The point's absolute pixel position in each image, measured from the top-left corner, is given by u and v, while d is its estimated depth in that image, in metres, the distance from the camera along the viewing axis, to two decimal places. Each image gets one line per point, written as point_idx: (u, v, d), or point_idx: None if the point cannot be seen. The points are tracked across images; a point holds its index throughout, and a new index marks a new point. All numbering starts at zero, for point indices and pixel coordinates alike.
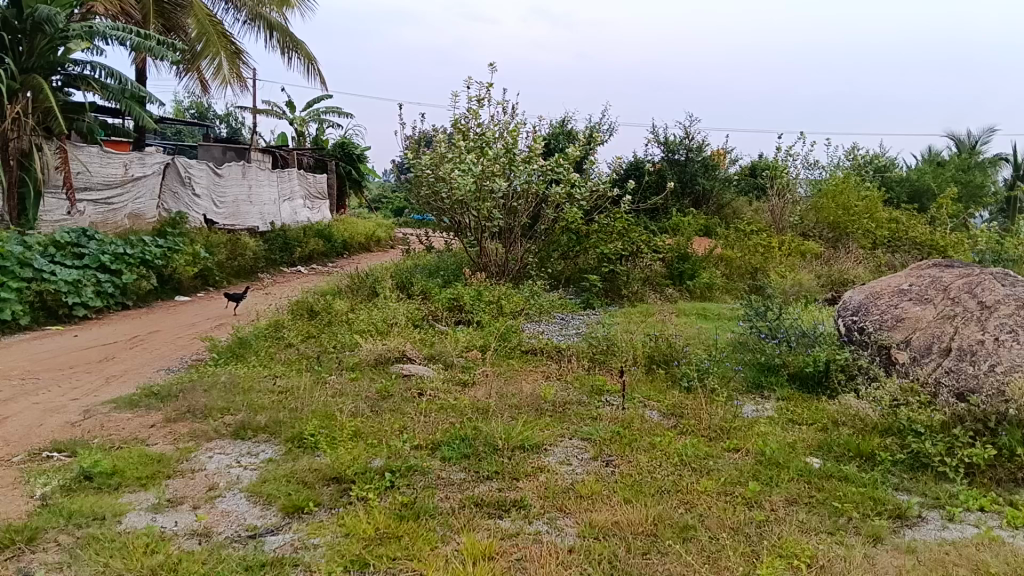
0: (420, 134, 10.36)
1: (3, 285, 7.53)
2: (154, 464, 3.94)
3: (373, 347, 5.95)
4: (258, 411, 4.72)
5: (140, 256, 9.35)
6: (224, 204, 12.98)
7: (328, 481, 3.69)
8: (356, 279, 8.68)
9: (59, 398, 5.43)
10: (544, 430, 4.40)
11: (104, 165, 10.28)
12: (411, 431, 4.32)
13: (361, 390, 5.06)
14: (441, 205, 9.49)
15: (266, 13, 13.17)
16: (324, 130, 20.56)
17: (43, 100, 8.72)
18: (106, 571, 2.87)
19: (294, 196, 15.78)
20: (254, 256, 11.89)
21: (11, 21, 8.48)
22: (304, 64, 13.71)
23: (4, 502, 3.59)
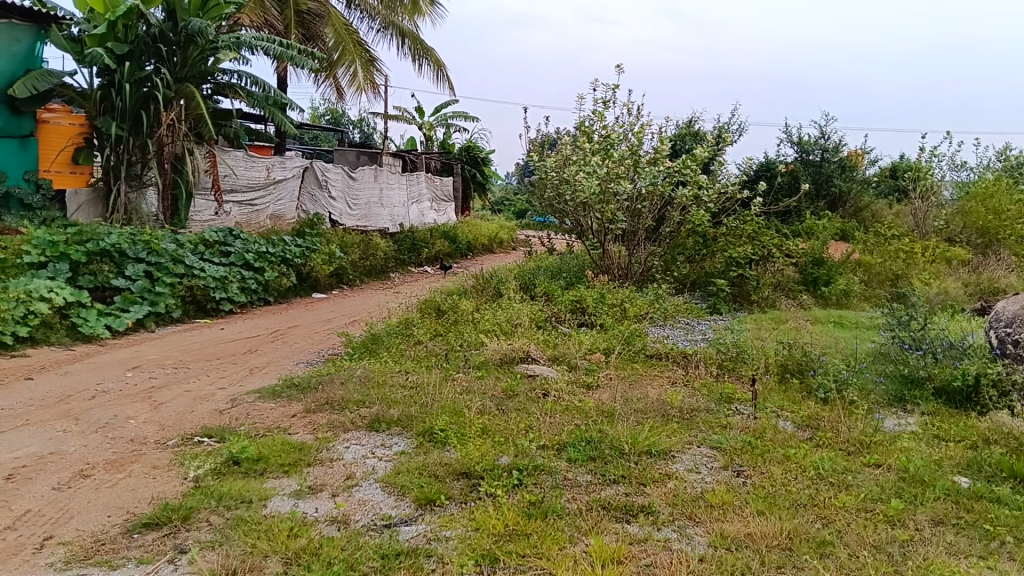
0: (544, 137, 10.45)
1: (158, 281, 8.10)
2: (296, 452, 4.13)
3: (498, 347, 6.03)
4: (391, 405, 4.86)
5: (280, 254, 9.85)
6: (357, 206, 13.51)
7: (457, 475, 3.76)
8: (480, 280, 8.81)
9: (208, 387, 5.79)
10: (671, 436, 4.32)
11: (248, 168, 10.90)
12: (538, 430, 4.35)
13: (487, 388, 5.14)
14: (565, 207, 9.50)
15: (398, 21, 13.61)
16: (450, 134, 21.01)
17: (195, 107, 9.31)
18: (254, 551, 3.04)
19: (422, 199, 16.20)
20: (384, 256, 12.29)
21: (167, 34, 9.00)
22: (434, 70, 14.07)
23: (161, 483, 3.86)
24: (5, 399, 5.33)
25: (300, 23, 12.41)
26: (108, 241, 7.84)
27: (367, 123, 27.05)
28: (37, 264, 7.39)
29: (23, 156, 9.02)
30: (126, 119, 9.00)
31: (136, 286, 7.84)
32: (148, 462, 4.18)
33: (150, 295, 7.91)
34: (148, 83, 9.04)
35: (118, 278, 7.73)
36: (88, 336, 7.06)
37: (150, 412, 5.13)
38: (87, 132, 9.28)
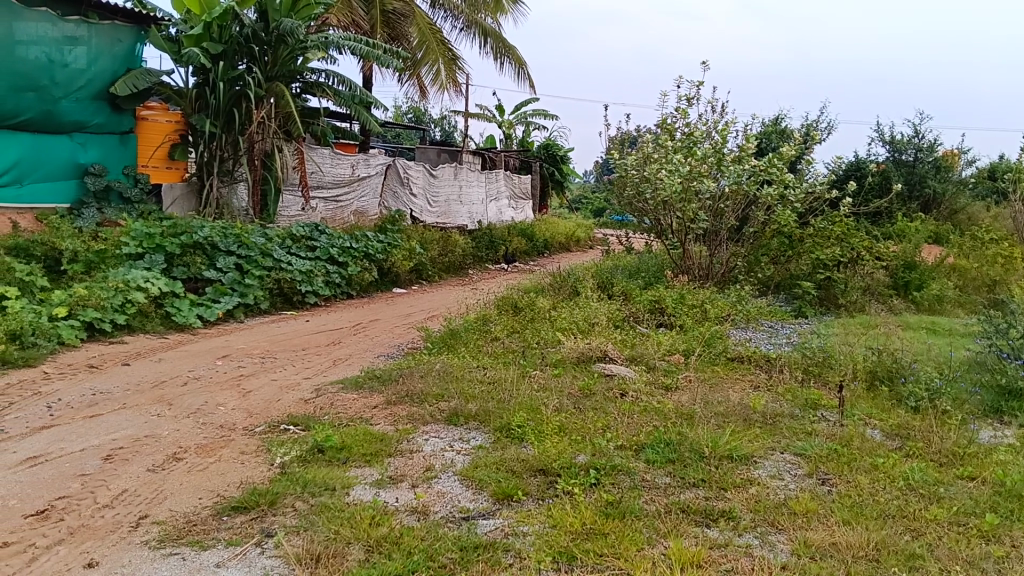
0: (624, 135, 10.40)
1: (247, 273, 8.38)
2: (377, 443, 4.22)
3: (576, 345, 6.03)
4: (469, 400, 4.92)
5: (363, 249, 10.06)
6: (436, 203, 13.71)
7: (535, 472, 3.78)
8: (557, 278, 8.81)
9: (294, 376, 5.97)
10: (753, 441, 4.24)
11: (333, 166, 11.19)
12: (615, 430, 4.33)
13: (564, 386, 5.15)
14: (644, 206, 9.43)
15: (481, 20, 13.71)
16: (530, 132, 21.06)
17: (284, 105, 9.61)
18: (337, 537, 3.12)
19: (501, 196, 16.31)
20: (462, 253, 12.42)
21: (259, 34, 9.30)
22: (515, 68, 14.13)
23: (249, 468, 4.00)
24: (105, 383, 5.61)
25: (385, 22, 12.64)
26: (201, 234, 8.16)
27: (448, 121, 27.40)
28: (135, 256, 7.75)
29: (123, 152, 9.37)
30: (219, 116, 9.37)
31: (226, 278, 8.13)
32: (237, 448, 4.34)
33: (240, 287, 8.19)
34: (240, 81, 9.37)
35: (209, 270, 8.05)
36: (180, 325, 7.35)
37: (239, 399, 5.32)
38: (183, 129, 9.69)
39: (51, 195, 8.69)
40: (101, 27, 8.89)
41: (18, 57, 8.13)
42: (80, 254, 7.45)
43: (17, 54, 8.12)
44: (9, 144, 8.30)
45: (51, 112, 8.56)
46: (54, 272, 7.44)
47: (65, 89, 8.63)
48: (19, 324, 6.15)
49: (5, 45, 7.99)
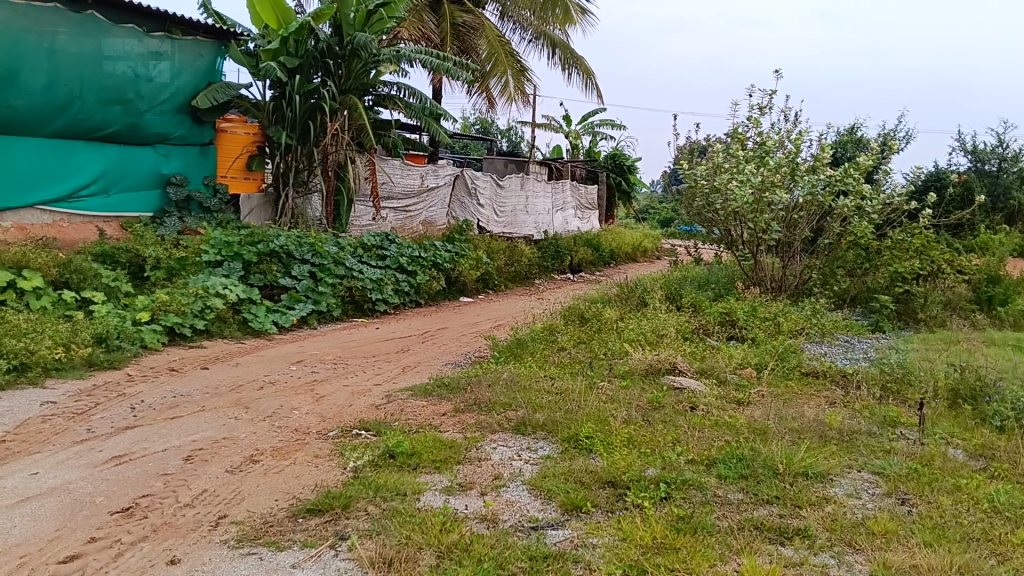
0: (694, 145, 10.32)
1: (321, 281, 8.59)
2: (447, 450, 4.28)
3: (644, 357, 5.99)
4: (537, 409, 4.93)
5: (432, 258, 10.20)
6: (503, 214, 13.84)
7: (604, 484, 3.77)
8: (625, 288, 8.75)
9: (365, 382, 6.09)
10: (829, 459, 4.15)
11: (403, 177, 11.39)
12: (686, 444, 4.29)
13: (633, 399, 5.12)
14: (714, 217, 9.32)
15: (550, 31, 13.80)
16: (597, 142, 21.03)
17: (357, 118, 9.84)
18: (409, 542, 3.17)
19: (567, 207, 16.32)
20: (528, 263, 12.46)
21: (334, 48, 9.56)
22: (583, 79, 14.14)
23: (323, 471, 4.10)
24: (185, 386, 5.83)
25: (455, 35, 12.84)
26: (277, 243, 8.40)
27: (515, 132, 27.57)
28: (214, 263, 8.03)
29: (204, 163, 9.71)
30: (295, 128, 9.70)
31: (301, 285, 8.35)
32: (311, 451, 4.44)
33: (313, 294, 8.39)
34: (315, 94, 9.66)
35: (284, 278, 8.28)
36: (257, 331, 7.58)
37: (312, 404, 5.45)
38: (260, 141, 10.06)
39: (134, 204, 9.05)
40: (184, 42, 9.24)
41: (106, 71, 8.51)
42: (162, 261, 7.74)
43: (104, 69, 8.50)
44: (97, 155, 8.69)
45: (136, 124, 8.92)
46: (138, 278, 7.75)
47: (150, 103, 8.98)
48: (105, 327, 6.43)
49: (94, 61, 8.38)
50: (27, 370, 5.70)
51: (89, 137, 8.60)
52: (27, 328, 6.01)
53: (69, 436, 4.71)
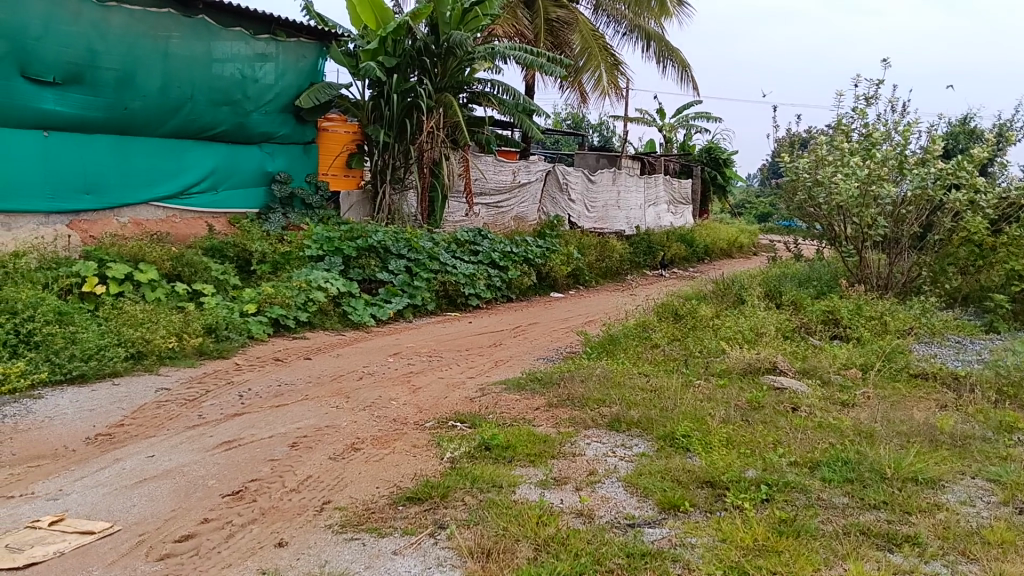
0: (795, 137, 10.04)
1: (416, 275, 8.78)
2: (541, 444, 4.31)
3: (743, 355, 5.88)
4: (632, 406, 4.91)
5: (523, 254, 10.27)
6: (595, 209, 13.79)
7: (702, 484, 3.72)
8: (721, 285, 8.59)
9: (460, 375, 6.20)
10: (941, 464, 3.98)
11: (496, 173, 11.52)
12: (788, 445, 4.19)
13: (731, 398, 5.03)
14: (816, 211, 9.04)
15: (644, 24, 13.65)
16: (691, 136, 20.69)
17: (452, 115, 10.01)
18: (507, 534, 3.22)
19: (660, 202, 16.12)
20: (620, 259, 12.40)
21: (430, 47, 9.77)
22: (679, 71, 13.94)
23: (422, 460, 4.20)
24: (289, 375, 6.07)
25: (549, 30, 12.87)
26: (375, 238, 8.64)
27: (606, 126, 27.43)
28: (316, 257, 8.32)
29: (306, 161, 10.07)
30: (393, 126, 9.95)
31: (397, 280, 8.56)
32: (409, 441, 4.56)
33: (409, 288, 8.60)
34: (412, 93, 9.87)
35: (382, 272, 8.52)
36: (356, 323, 7.83)
37: (409, 395, 5.59)
38: (359, 139, 10.37)
39: (241, 200, 9.47)
40: (288, 44, 9.56)
41: (215, 73, 8.89)
42: (267, 255, 8.06)
43: (214, 71, 8.89)
44: (207, 154, 9.10)
45: (243, 124, 9.30)
46: (244, 271, 8.09)
47: (256, 103, 9.34)
48: (214, 318, 6.75)
49: (204, 63, 8.77)
50: (143, 357, 6.06)
51: (199, 137, 9.01)
52: (143, 318, 6.37)
53: (183, 421, 4.98)
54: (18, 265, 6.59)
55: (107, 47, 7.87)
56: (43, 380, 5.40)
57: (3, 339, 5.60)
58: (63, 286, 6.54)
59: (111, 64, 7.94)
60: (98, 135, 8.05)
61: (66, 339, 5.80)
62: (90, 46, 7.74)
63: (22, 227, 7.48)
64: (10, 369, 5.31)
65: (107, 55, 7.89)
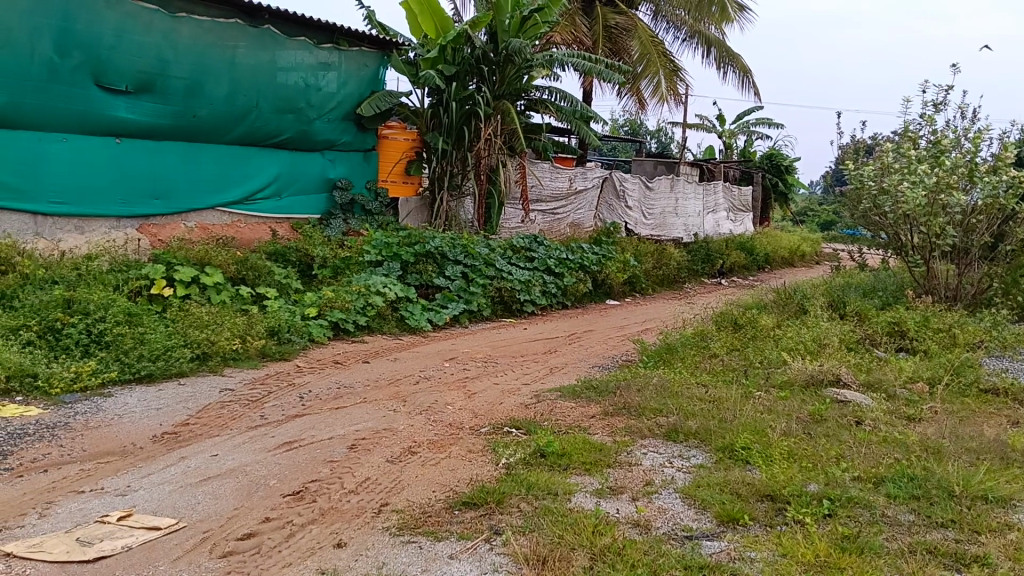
0: (861, 144, 9.81)
1: (472, 282, 8.85)
2: (597, 452, 4.30)
3: (805, 367, 5.76)
4: (689, 416, 4.86)
5: (579, 261, 10.26)
6: (652, 216, 13.70)
7: (762, 497, 3.66)
8: (782, 294, 8.44)
9: (515, 381, 6.22)
10: (1012, 482, 3.84)
11: (553, 179, 11.55)
12: (851, 460, 4.10)
13: (793, 410, 4.94)
14: (882, 220, 8.82)
15: (704, 30, 13.53)
16: (752, 142, 20.39)
17: (509, 122, 10.08)
18: (563, 542, 3.22)
19: (719, 209, 15.94)
20: (677, 267, 12.28)
21: (489, 54, 9.89)
22: (739, 77, 13.77)
23: (477, 465, 4.23)
24: (348, 377, 6.17)
25: (606, 37, 12.88)
26: (432, 244, 8.76)
27: (665, 132, 27.23)
28: (375, 262, 8.47)
29: (366, 168, 10.26)
30: (451, 133, 10.06)
31: (454, 285, 8.65)
32: (465, 446, 4.59)
33: (465, 294, 8.66)
34: (471, 100, 9.97)
35: (438, 278, 8.61)
36: (413, 328, 7.92)
37: (465, 400, 5.63)
38: (418, 146, 10.51)
39: (304, 206, 9.66)
40: (350, 53, 9.75)
41: (279, 82, 9.11)
42: (328, 260, 8.22)
43: (278, 79, 9.10)
44: (271, 161, 9.31)
45: (307, 131, 9.49)
46: (306, 276, 8.25)
47: (319, 111, 9.53)
48: (277, 321, 6.91)
49: (269, 72, 8.99)
50: (208, 358, 6.23)
51: (264, 144, 9.24)
52: (209, 320, 6.56)
53: (245, 421, 5.10)
54: (91, 267, 6.85)
55: (176, 56, 8.14)
56: (113, 379, 5.60)
57: (76, 338, 5.82)
58: (133, 287, 6.76)
59: (180, 73, 8.21)
60: (167, 142, 8.31)
61: (135, 339, 6.00)
62: (160, 55, 8.01)
63: (95, 231, 7.80)
64: (82, 367, 5.52)
65: (176, 64, 8.15)
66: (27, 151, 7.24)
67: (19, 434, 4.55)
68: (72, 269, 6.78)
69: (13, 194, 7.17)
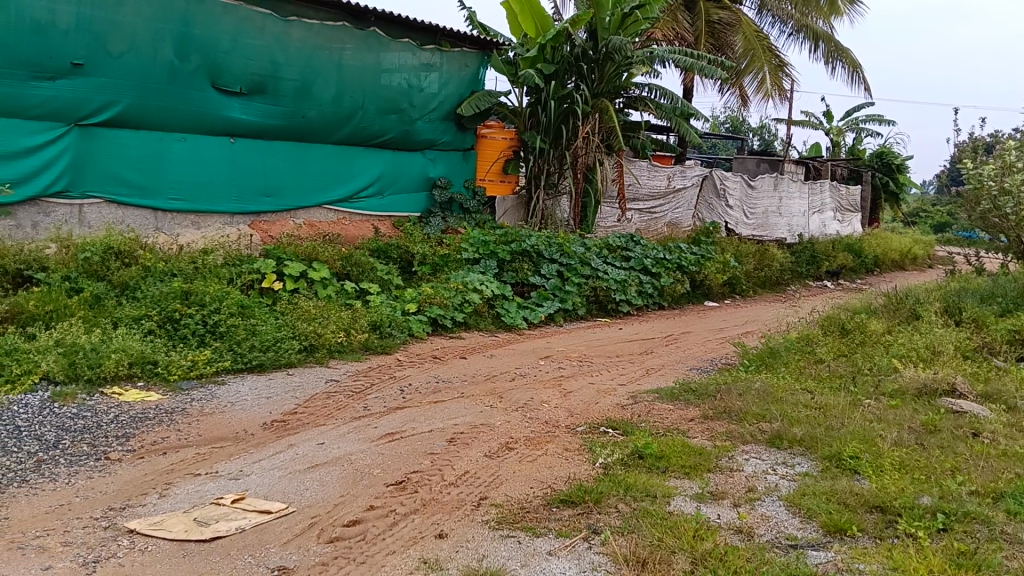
0: (980, 141, 9.30)
1: (568, 280, 8.87)
2: (697, 456, 4.25)
3: (918, 376, 5.53)
4: (794, 423, 4.73)
5: (677, 261, 10.12)
6: (754, 215, 13.38)
7: (871, 508, 3.55)
8: (892, 298, 8.11)
9: (611, 381, 6.20)
10: None
11: (651, 178, 11.45)
12: (968, 473, 3.92)
13: (905, 420, 4.75)
14: (1003, 222, 8.35)
15: (813, 24, 13.10)
16: (862, 140, 19.62)
17: (607, 120, 10.07)
18: (663, 545, 3.21)
19: (825, 209, 15.41)
20: (780, 268, 11.96)
21: (588, 53, 9.89)
22: (849, 72, 13.27)
23: (575, 464, 4.26)
24: (446, 372, 6.30)
25: (709, 33, 12.66)
26: (528, 243, 8.86)
27: (768, 129, 26.53)
28: (472, 260, 8.62)
29: (465, 168, 10.44)
30: (549, 132, 10.14)
31: (549, 284, 8.69)
32: (562, 444, 4.62)
33: (561, 293, 8.70)
34: (569, 99, 10.03)
35: (534, 276, 8.68)
36: (508, 325, 8.02)
37: (561, 398, 5.66)
38: (516, 145, 10.62)
39: (406, 204, 9.89)
40: (451, 54, 9.93)
41: (383, 84, 9.35)
42: (428, 257, 8.40)
43: (382, 81, 9.34)
44: (375, 160, 9.58)
45: (409, 131, 9.72)
46: (407, 273, 8.45)
47: (420, 111, 9.74)
48: (379, 316, 7.11)
49: (374, 74, 9.24)
50: (315, 350, 6.49)
51: (368, 144, 9.50)
52: (315, 313, 6.81)
53: (349, 411, 5.28)
54: (207, 261, 7.20)
55: (287, 59, 8.47)
56: (227, 368, 5.90)
57: (192, 328, 6.15)
58: (246, 281, 7.09)
59: (291, 75, 8.54)
60: (278, 142, 8.66)
61: (247, 330, 6.30)
62: (273, 58, 8.36)
63: (210, 226, 8.20)
64: (198, 356, 5.84)
65: (287, 66, 8.48)
66: (149, 150, 7.70)
67: (140, 418, 4.84)
68: (189, 262, 7.14)
69: (135, 190, 7.63)
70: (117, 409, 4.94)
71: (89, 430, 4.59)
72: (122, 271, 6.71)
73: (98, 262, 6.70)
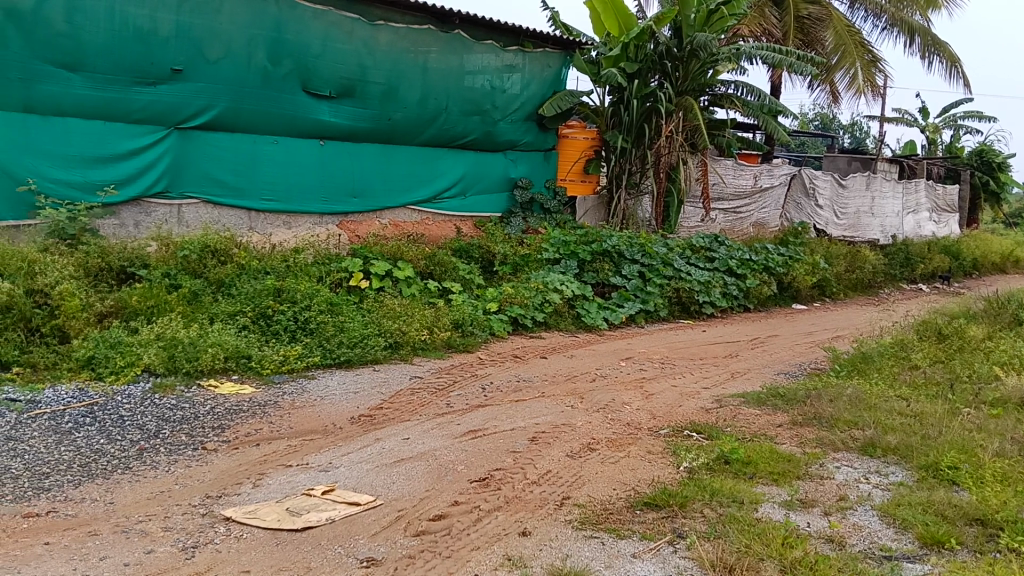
0: None
1: (649, 281, 8.81)
2: (784, 463, 4.18)
3: (1021, 385, 5.28)
4: (888, 431, 4.59)
5: (763, 262, 9.91)
6: (845, 216, 12.98)
7: (971, 521, 3.43)
8: (994, 303, 7.75)
9: (694, 384, 6.14)
10: None
11: (736, 177, 11.24)
12: None
13: (1007, 430, 4.55)
14: None
15: (908, 17, 12.63)
16: (960, 137, 18.79)
17: (691, 119, 9.89)
18: (750, 551, 3.18)
19: (921, 208, 14.81)
20: (872, 270, 11.57)
21: (673, 50, 9.80)
22: (947, 66, 12.73)
23: (658, 467, 4.24)
24: (528, 371, 6.36)
25: (798, 29, 12.34)
26: (610, 243, 8.84)
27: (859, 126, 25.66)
28: (553, 260, 8.66)
29: (547, 168, 10.48)
30: (631, 132, 10.11)
31: (630, 285, 8.66)
32: (644, 447, 4.61)
33: (642, 294, 8.64)
34: (652, 98, 9.93)
35: (615, 277, 8.67)
36: (589, 326, 8.02)
37: (643, 400, 5.64)
38: (598, 145, 10.61)
39: (487, 204, 10.00)
40: (534, 55, 9.98)
41: (467, 85, 9.47)
42: (509, 257, 8.47)
43: (466, 83, 9.46)
44: (458, 161, 9.71)
45: (491, 132, 9.81)
46: (488, 272, 8.54)
47: (503, 112, 9.83)
48: (461, 314, 7.21)
49: (457, 76, 9.37)
50: (400, 347, 6.64)
51: (451, 145, 9.64)
52: (401, 312, 6.97)
53: (433, 408, 5.39)
54: (298, 260, 7.44)
55: (375, 63, 8.69)
56: (317, 363, 6.11)
57: (284, 324, 6.38)
58: (334, 279, 7.30)
59: (378, 79, 8.75)
60: (365, 144, 8.88)
61: (336, 327, 6.49)
62: (361, 62, 8.58)
63: (301, 226, 8.49)
64: (289, 351, 6.07)
65: (374, 70, 8.70)
66: (244, 153, 8.01)
67: (235, 410, 5.06)
68: (281, 261, 7.40)
69: (231, 191, 7.96)
70: (213, 402, 5.18)
71: (187, 420, 4.82)
72: (219, 269, 7.01)
73: (196, 260, 7.00)
